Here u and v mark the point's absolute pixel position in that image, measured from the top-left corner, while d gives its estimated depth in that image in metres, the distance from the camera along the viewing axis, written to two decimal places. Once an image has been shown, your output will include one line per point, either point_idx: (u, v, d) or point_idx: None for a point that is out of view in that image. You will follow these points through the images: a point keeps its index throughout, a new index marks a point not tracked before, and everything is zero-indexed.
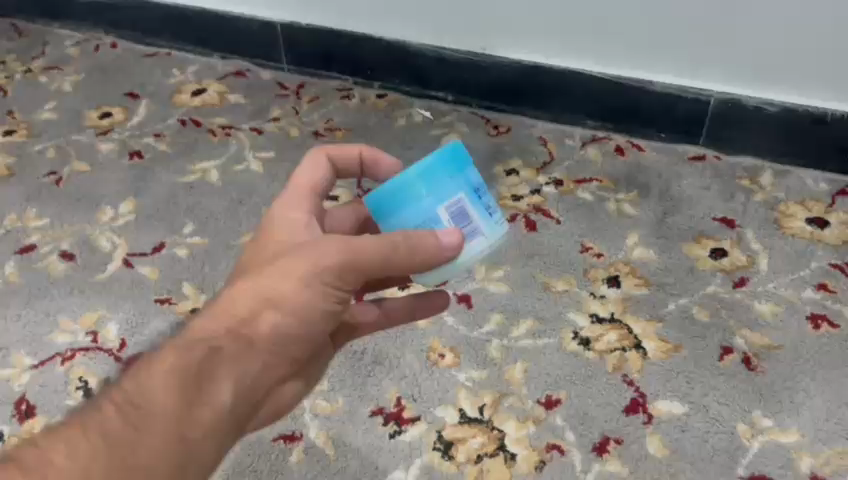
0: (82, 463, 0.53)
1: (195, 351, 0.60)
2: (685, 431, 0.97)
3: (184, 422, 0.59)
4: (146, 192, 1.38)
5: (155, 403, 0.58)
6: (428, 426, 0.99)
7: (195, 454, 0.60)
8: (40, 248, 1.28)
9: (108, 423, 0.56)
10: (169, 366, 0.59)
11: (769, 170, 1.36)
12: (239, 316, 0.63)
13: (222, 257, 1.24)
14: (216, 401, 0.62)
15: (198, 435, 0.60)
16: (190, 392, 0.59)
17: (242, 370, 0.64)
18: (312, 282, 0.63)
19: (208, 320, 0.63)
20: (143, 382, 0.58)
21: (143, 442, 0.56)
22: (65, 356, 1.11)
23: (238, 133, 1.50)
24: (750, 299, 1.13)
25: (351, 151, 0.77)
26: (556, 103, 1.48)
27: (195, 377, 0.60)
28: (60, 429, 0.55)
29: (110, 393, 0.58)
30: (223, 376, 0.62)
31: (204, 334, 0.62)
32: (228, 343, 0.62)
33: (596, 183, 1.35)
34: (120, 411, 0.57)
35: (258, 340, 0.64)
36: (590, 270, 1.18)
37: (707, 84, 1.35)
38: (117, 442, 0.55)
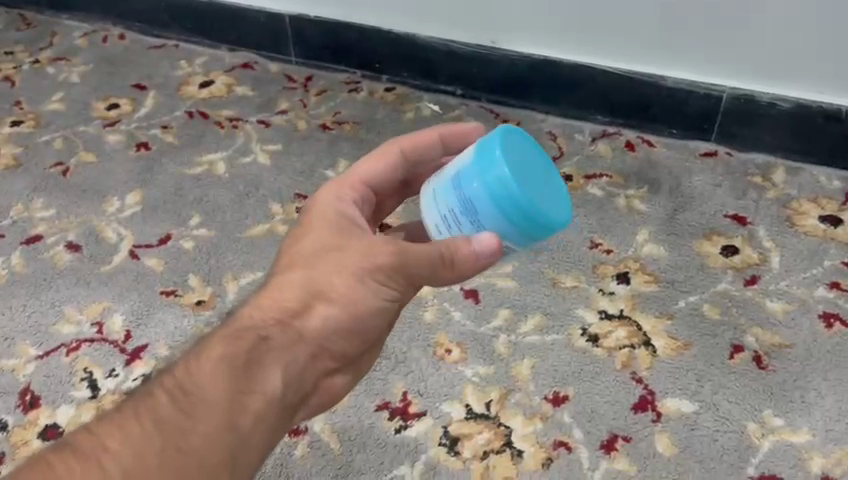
0: (136, 448, 0.51)
1: (244, 338, 0.59)
2: (695, 430, 0.96)
3: (237, 409, 0.56)
4: (153, 183, 1.37)
5: (206, 389, 0.56)
6: (435, 421, 0.98)
7: (248, 443, 0.57)
8: (46, 238, 1.27)
9: (159, 408, 0.54)
10: (217, 354, 0.58)
11: (782, 167, 1.34)
12: (289, 307, 0.62)
13: (228, 249, 1.24)
14: (268, 389, 0.59)
15: (251, 424, 0.57)
16: (241, 378, 0.57)
17: (291, 359, 0.62)
18: (363, 275, 0.64)
19: (256, 309, 0.62)
20: (193, 370, 0.56)
21: (194, 428, 0.54)
22: (70, 347, 1.10)
23: (245, 126, 1.50)
24: (761, 297, 1.11)
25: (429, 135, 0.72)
26: (566, 98, 1.47)
27: (245, 364, 0.58)
28: (111, 417, 0.53)
29: (160, 381, 0.56)
30: (271, 363, 0.60)
31: (250, 324, 0.61)
32: (277, 331, 0.61)
33: (605, 179, 1.34)
34: (171, 396, 0.55)
35: (306, 331, 0.62)
36: (599, 266, 1.17)
37: (717, 80, 1.34)
38: (168, 426, 0.53)
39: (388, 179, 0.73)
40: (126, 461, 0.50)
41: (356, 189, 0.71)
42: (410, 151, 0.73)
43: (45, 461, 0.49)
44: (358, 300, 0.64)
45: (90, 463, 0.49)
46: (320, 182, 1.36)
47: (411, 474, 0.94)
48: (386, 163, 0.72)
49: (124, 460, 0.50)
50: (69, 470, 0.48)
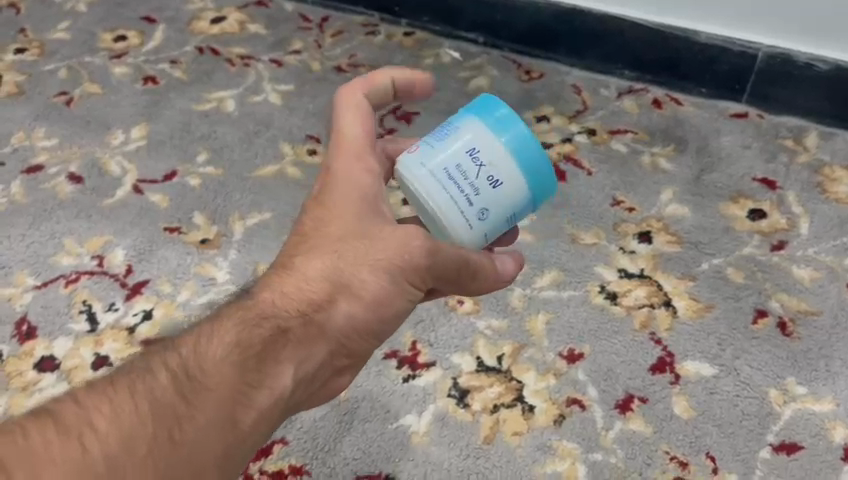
0: (126, 429, 0.48)
1: (262, 327, 0.57)
2: (714, 394, 0.92)
3: (240, 404, 0.53)
4: (159, 118, 1.32)
5: (210, 378, 0.53)
6: (444, 372, 0.95)
7: (241, 444, 0.54)
8: (48, 168, 1.23)
9: (160, 389, 0.51)
10: (231, 339, 0.55)
11: (815, 132, 1.28)
12: (312, 300, 0.59)
13: (236, 188, 1.19)
14: (278, 385, 0.56)
15: (251, 422, 0.54)
16: (250, 370, 0.55)
17: (307, 356, 0.59)
18: (392, 273, 0.60)
19: (278, 298, 0.59)
20: (201, 353, 0.54)
21: (193, 416, 0.51)
22: (69, 279, 1.07)
23: (257, 65, 1.44)
24: (789, 263, 1.07)
25: (384, 81, 0.66)
26: (592, 50, 1.40)
27: (257, 355, 0.55)
28: (102, 388, 0.50)
29: (162, 360, 0.53)
30: (287, 359, 0.57)
31: (271, 311, 0.58)
32: (299, 324, 0.58)
33: (631, 135, 1.29)
34: (172, 379, 0.52)
35: (330, 326, 0.59)
36: (621, 224, 1.13)
37: (755, 37, 1.27)
38: (163, 411, 0.50)
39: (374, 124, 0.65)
40: (114, 444, 0.47)
41: (363, 153, 0.63)
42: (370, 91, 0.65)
43: (22, 428, 0.45)
44: (381, 297, 0.61)
45: (72, 436, 0.46)
46: None
47: (419, 424, 0.90)
48: (364, 114, 0.64)
49: (110, 442, 0.47)
50: (47, 444, 0.45)
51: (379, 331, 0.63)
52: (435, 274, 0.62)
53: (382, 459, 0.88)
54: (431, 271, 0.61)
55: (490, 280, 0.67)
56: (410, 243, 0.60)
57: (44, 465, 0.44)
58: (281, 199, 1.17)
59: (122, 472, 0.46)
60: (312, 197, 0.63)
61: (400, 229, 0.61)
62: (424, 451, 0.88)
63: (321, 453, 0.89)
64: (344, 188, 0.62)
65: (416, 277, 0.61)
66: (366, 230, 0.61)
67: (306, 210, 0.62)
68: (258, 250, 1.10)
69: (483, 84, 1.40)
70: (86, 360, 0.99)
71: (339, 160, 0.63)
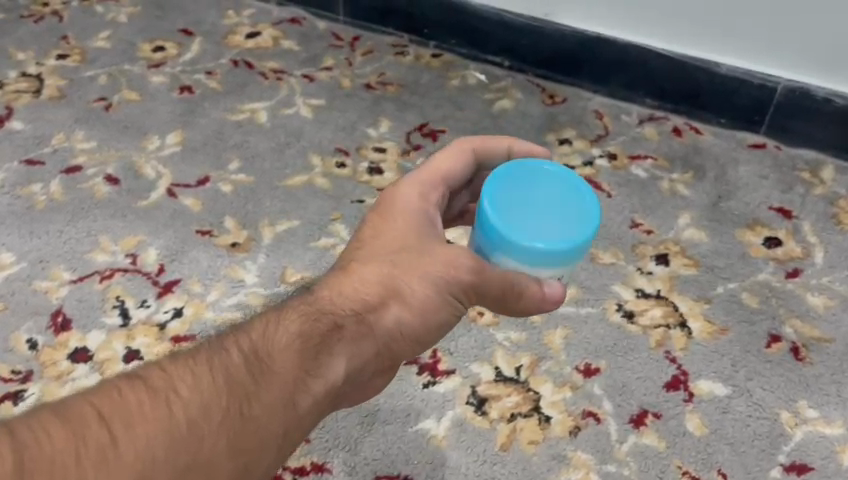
0: (203, 398, 0.51)
1: (320, 322, 0.58)
2: (726, 413, 0.94)
3: (299, 389, 0.55)
4: (194, 126, 1.37)
5: (275, 361, 0.55)
6: (463, 380, 0.98)
7: (298, 427, 0.56)
8: (86, 169, 1.28)
9: (232, 365, 0.54)
10: (294, 329, 0.57)
11: (831, 165, 1.31)
12: (365, 302, 0.61)
13: (266, 195, 1.23)
14: (332, 375, 0.57)
15: (309, 406, 0.56)
16: (310, 359, 0.56)
17: (360, 353, 0.60)
18: (441, 284, 0.62)
19: (335, 296, 0.60)
20: (269, 337, 0.56)
21: (260, 395, 0.53)
22: (104, 275, 1.11)
23: (289, 79, 1.48)
24: (803, 290, 1.09)
25: (501, 143, 0.71)
26: (615, 78, 1.44)
27: (317, 345, 0.57)
28: (183, 359, 0.53)
29: (235, 339, 0.55)
30: (340, 351, 0.58)
31: (329, 307, 0.59)
32: (353, 322, 0.60)
33: (650, 161, 1.32)
34: (244, 359, 0.54)
35: (379, 327, 0.61)
36: (639, 246, 1.16)
37: (774, 70, 1.31)
38: (235, 386, 0.53)
39: (463, 176, 0.70)
40: (192, 410, 0.50)
41: (436, 188, 0.68)
42: (482, 152, 0.71)
43: (116, 389, 0.50)
44: (429, 307, 0.63)
45: (158, 399, 0.50)
46: (361, 139, 1.35)
47: (437, 429, 0.93)
48: (461, 164, 0.70)
49: (190, 408, 0.50)
50: (139, 404, 0.49)
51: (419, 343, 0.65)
52: (479, 293, 0.64)
53: (401, 460, 0.91)
54: (473, 288, 0.63)
55: (533, 303, 0.65)
56: (458, 262, 0.62)
57: (136, 421, 0.48)
58: (309, 208, 1.21)
59: (199, 437, 0.50)
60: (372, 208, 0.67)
61: (453, 247, 0.63)
62: (442, 455, 0.91)
63: (342, 452, 0.91)
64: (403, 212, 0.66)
65: (461, 292, 0.63)
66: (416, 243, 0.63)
67: (367, 219, 0.66)
68: (287, 255, 1.14)
69: (508, 106, 1.44)
70: (118, 353, 1.02)
71: (417, 184, 0.67)
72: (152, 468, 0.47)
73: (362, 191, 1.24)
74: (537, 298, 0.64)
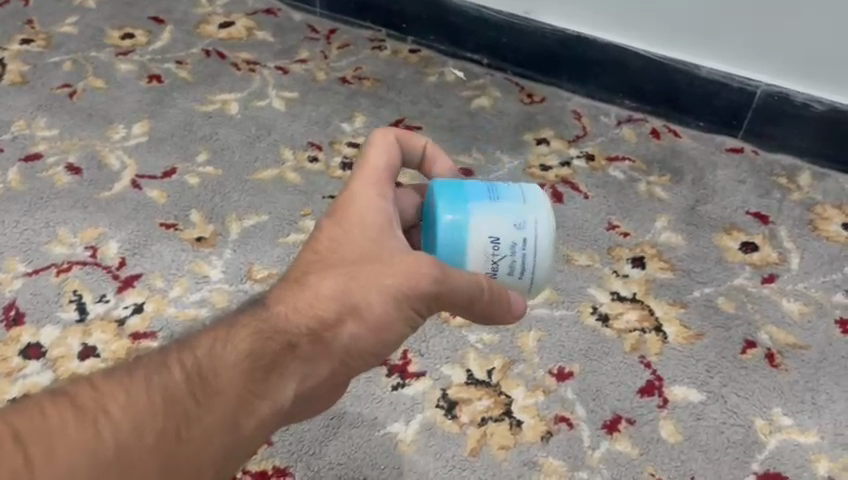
0: (136, 418, 0.51)
1: (273, 341, 0.57)
2: (701, 420, 0.92)
3: (243, 410, 0.55)
4: (162, 115, 1.33)
5: (221, 381, 0.54)
6: (433, 383, 0.95)
7: (240, 446, 0.56)
8: (46, 157, 1.23)
9: (172, 385, 0.53)
10: (244, 347, 0.56)
11: (808, 171, 1.30)
12: (323, 318, 0.58)
13: (234, 188, 1.20)
14: (281, 397, 0.57)
15: (252, 427, 0.56)
16: (257, 380, 0.56)
17: (313, 373, 0.59)
18: (401, 299, 0.59)
19: (292, 314, 0.58)
20: (216, 356, 0.55)
21: (198, 416, 0.53)
22: (61, 268, 1.06)
23: (262, 71, 1.44)
24: (779, 296, 1.08)
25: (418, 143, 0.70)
26: (594, 78, 1.42)
27: (267, 366, 0.56)
28: (121, 376, 0.53)
29: (179, 356, 0.55)
30: (293, 373, 0.58)
31: (284, 325, 0.57)
32: (308, 342, 0.58)
33: (628, 163, 1.30)
34: (186, 377, 0.54)
35: (336, 345, 0.59)
36: (615, 248, 1.14)
37: (753, 74, 1.30)
38: (173, 406, 0.52)
39: (398, 165, 0.66)
40: (122, 431, 0.50)
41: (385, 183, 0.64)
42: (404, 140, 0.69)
43: (44, 407, 0.49)
44: (387, 324, 0.60)
45: (86, 420, 0.49)
46: (334, 134, 1.32)
47: (405, 433, 0.90)
48: (394, 153, 0.66)
49: (122, 431, 0.50)
50: (64, 426, 0.49)
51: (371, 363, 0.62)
52: (441, 302, 0.61)
53: (367, 465, 0.88)
54: (435, 299, 0.61)
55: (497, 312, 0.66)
56: (419, 271, 0.59)
57: (57, 444, 0.48)
58: (279, 203, 1.17)
59: (127, 460, 0.50)
60: (325, 218, 0.62)
61: (409, 257, 0.60)
62: (409, 460, 0.88)
63: (306, 456, 0.88)
64: (363, 218, 0.61)
65: (423, 304, 0.61)
66: (373, 257, 0.60)
67: (322, 225, 0.62)
68: (254, 250, 1.10)
69: (485, 104, 1.42)
70: (72, 349, 0.98)
71: (366, 185, 0.63)
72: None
73: (334, 187, 1.21)
74: (505, 311, 0.66)
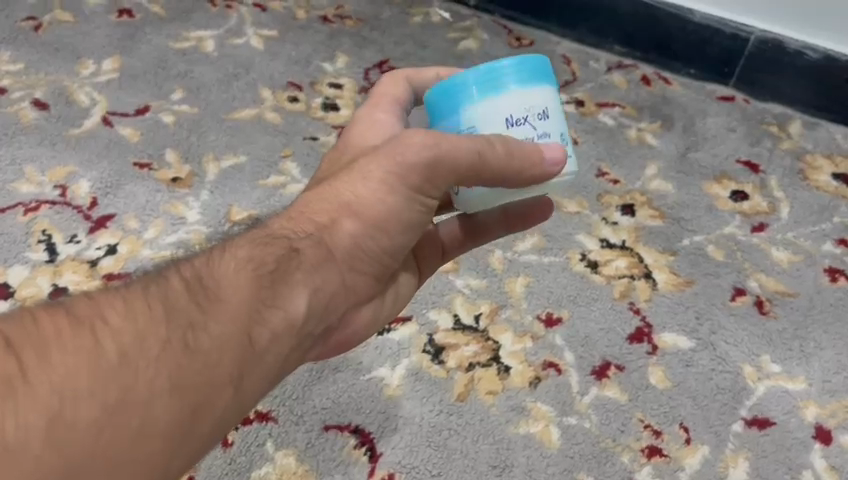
0: (138, 326, 0.44)
1: (274, 245, 0.52)
2: (690, 367, 0.91)
3: (253, 320, 0.48)
4: (134, 52, 1.26)
5: (225, 290, 0.48)
6: (420, 328, 0.92)
7: (256, 365, 0.48)
8: (11, 93, 1.16)
9: (173, 295, 0.47)
10: (244, 254, 0.51)
11: (799, 120, 1.29)
12: (319, 222, 0.55)
13: (212, 128, 1.14)
14: (291, 307, 0.51)
15: (268, 341, 0.49)
16: (265, 287, 0.50)
17: (323, 280, 0.54)
18: (394, 180, 0.55)
19: (284, 221, 0.55)
20: (216, 266, 0.50)
21: (207, 325, 0.46)
22: (28, 207, 1.01)
23: (239, 7, 1.38)
24: (768, 245, 1.07)
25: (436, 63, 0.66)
26: (585, 22, 1.38)
27: (271, 271, 0.51)
28: (117, 289, 0.46)
29: (178, 269, 0.49)
30: (300, 282, 0.52)
31: (282, 233, 0.54)
32: (309, 245, 0.54)
33: (618, 109, 1.27)
34: (187, 287, 0.48)
35: (340, 249, 0.55)
36: (605, 195, 1.12)
37: (748, 21, 1.28)
38: (176, 315, 0.46)
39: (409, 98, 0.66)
40: (125, 338, 0.43)
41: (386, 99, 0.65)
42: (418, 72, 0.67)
43: (32, 315, 0.42)
44: (388, 213, 0.56)
45: (83, 328, 0.42)
46: (316, 74, 1.26)
47: (391, 378, 0.88)
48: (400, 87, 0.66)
49: (122, 339, 0.43)
50: (58, 332, 0.42)
51: (382, 264, 0.59)
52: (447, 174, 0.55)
53: (352, 409, 0.86)
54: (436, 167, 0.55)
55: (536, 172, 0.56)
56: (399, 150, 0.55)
57: (53, 350, 0.41)
58: (258, 143, 1.13)
59: (132, 369, 0.42)
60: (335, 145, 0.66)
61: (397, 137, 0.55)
62: (395, 405, 0.86)
63: (290, 401, 0.86)
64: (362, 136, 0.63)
65: (421, 179, 0.55)
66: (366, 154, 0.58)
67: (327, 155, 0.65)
68: (232, 192, 1.06)
69: (472, 46, 1.37)
70: (42, 290, 0.93)
71: (367, 108, 0.65)
72: (71, 404, 0.40)
73: (316, 128, 1.16)
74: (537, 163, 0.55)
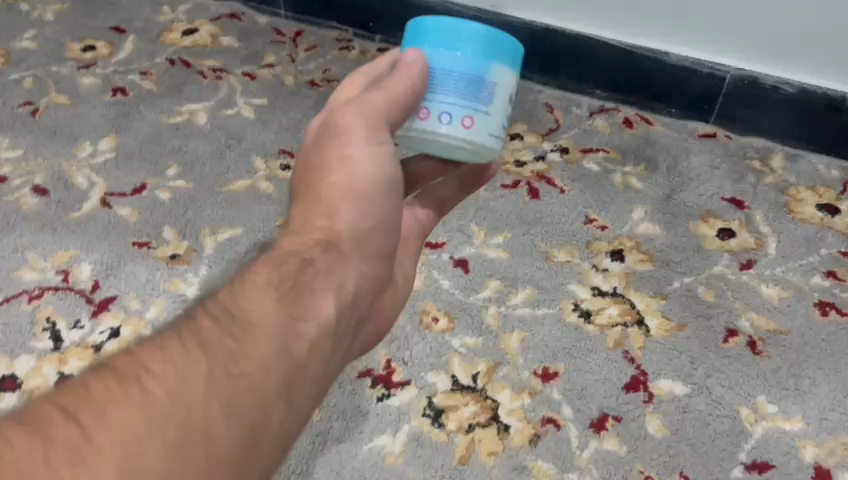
0: (181, 368, 0.47)
1: (287, 263, 0.57)
2: (687, 413, 0.93)
3: (288, 334, 0.53)
4: (129, 130, 1.30)
5: (252, 313, 0.52)
6: (419, 391, 0.94)
7: (300, 374, 0.53)
8: (12, 180, 1.20)
9: (206, 331, 0.50)
10: (262, 279, 0.55)
11: (781, 153, 1.31)
12: (320, 227, 0.62)
13: (207, 201, 1.18)
14: (319, 314, 0.56)
15: (305, 350, 0.54)
16: (290, 303, 0.55)
17: (340, 282, 0.60)
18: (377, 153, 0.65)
19: (293, 238, 0.60)
20: (239, 295, 0.53)
21: (246, 350, 0.50)
22: (33, 295, 1.04)
23: (229, 77, 1.42)
24: (757, 282, 1.09)
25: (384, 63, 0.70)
26: (565, 69, 1.42)
27: (291, 287, 0.56)
28: (150, 339, 0.49)
29: (204, 307, 0.52)
30: (320, 288, 0.58)
31: (293, 248, 0.59)
32: (320, 251, 0.60)
33: (602, 154, 1.30)
34: (217, 322, 0.51)
35: (346, 243, 0.62)
36: (594, 242, 1.14)
37: (723, 60, 1.30)
38: (214, 348, 0.49)
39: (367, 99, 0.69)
40: (173, 381, 0.46)
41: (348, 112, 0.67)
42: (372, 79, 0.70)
43: (82, 383, 0.44)
44: (372, 189, 0.64)
45: (131, 380, 0.45)
46: None
47: (393, 444, 0.90)
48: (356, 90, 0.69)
49: (170, 381, 0.46)
50: (109, 391, 0.44)
51: (388, 249, 0.66)
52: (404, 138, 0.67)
53: None
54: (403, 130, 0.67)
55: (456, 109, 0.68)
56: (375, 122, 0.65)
57: (108, 408, 0.43)
58: (253, 214, 1.16)
59: (187, 407, 0.46)
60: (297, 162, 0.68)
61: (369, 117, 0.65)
62: (398, 473, 0.87)
63: (294, 475, 0.87)
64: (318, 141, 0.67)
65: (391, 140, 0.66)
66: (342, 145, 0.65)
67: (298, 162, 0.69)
68: (230, 265, 1.08)
69: None
70: (49, 379, 0.96)
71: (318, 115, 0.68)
72: (139, 450, 0.43)
73: None
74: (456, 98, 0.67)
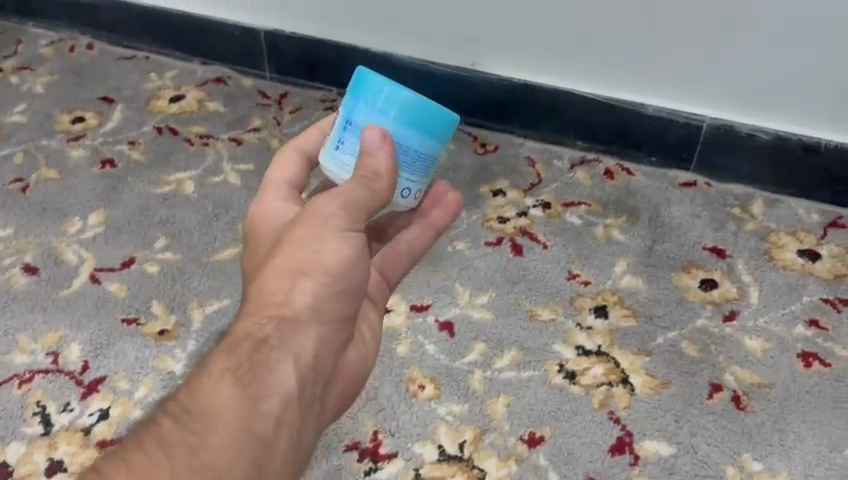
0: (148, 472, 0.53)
1: (243, 347, 0.61)
2: (673, 474, 0.94)
3: (247, 415, 0.58)
4: (117, 203, 1.32)
5: (211, 405, 0.57)
6: (405, 463, 0.95)
7: (263, 447, 0.58)
8: (3, 259, 1.22)
9: (168, 433, 0.56)
10: (219, 368, 0.59)
11: (760, 199, 1.33)
12: (277, 300, 0.63)
13: (194, 273, 1.19)
14: (280, 386, 0.60)
15: (267, 425, 0.59)
16: (248, 384, 0.59)
17: (301, 353, 0.63)
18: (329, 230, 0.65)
19: (249, 318, 0.63)
20: (198, 390, 0.58)
21: (207, 442, 0.56)
22: (23, 378, 1.05)
23: (216, 144, 1.45)
24: (740, 334, 1.09)
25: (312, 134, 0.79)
26: (545, 122, 1.44)
27: (248, 369, 0.59)
28: (120, 450, 0.55)
29: (165, 410, 0.58)
30: (279, 360, 0.61)
31: (251, 329, 0.62)
32: (276, 327, 0.62)
33: (584, 207, 1.32)
34: (176, 423, 0.57)
35: (303, 314, 0.63)
36: (578, 299, 1.15)
37: (698, 109, 1.33)
38: (175, 448, 0.55)
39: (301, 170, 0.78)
40: None
41: (280, 186, 0.76)
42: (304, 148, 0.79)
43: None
44: (342, 262, 0.65)
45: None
46: None
47: None
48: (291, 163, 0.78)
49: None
50: None
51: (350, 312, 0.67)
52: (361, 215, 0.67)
53: None
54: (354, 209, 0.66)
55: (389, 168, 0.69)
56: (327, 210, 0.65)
57: None
58: (240, 285, 1.17)
59: None
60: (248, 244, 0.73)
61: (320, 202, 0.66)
62: None
63: None
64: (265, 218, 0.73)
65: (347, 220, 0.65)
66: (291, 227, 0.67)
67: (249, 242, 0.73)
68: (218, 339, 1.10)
69: None
70: (39, 466, 0.97)
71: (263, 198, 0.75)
72: None
73: None
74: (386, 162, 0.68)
